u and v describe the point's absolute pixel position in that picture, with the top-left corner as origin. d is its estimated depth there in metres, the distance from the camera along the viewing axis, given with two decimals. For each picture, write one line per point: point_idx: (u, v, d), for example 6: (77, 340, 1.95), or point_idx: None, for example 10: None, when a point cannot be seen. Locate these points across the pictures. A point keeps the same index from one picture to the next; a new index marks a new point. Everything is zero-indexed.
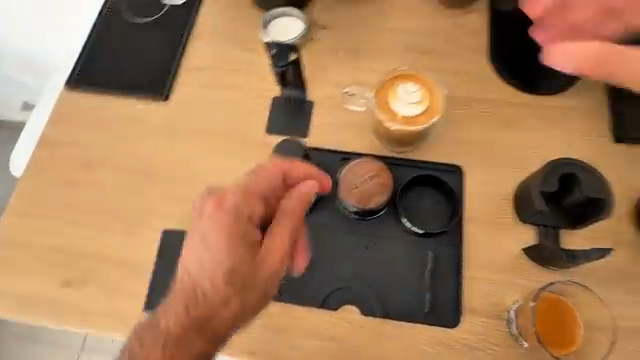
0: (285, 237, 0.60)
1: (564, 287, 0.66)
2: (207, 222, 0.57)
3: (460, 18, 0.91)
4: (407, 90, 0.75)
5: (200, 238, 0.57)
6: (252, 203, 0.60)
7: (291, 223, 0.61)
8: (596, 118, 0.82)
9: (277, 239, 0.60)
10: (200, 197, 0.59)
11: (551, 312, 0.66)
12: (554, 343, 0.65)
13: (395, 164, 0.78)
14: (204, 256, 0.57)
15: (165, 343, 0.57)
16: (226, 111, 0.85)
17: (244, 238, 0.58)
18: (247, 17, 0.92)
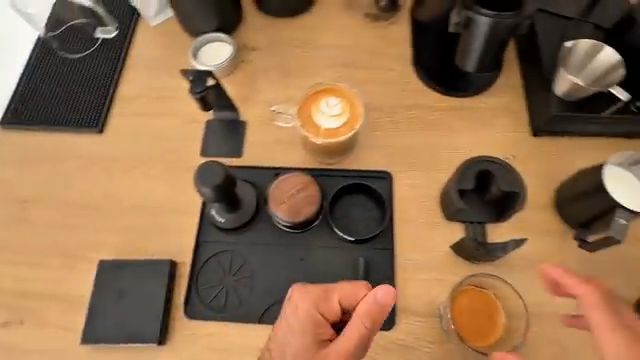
0: (354, 339, 0.58)
1: (485, 280, 0.69)
2: (298, 310, 0.60)
3: (385, 24, 0.93)
4: (329, 103, 0.78)
5: (292, 325, 0.60)
6: (332, 297, 0.62)
7: (357, 327, 0.58)
8: (521, 110, 0.83)
9: (343, 342, 0.58)
10: (303, 286, 0.62)
11: (473, 306, 0.69)
12: (474, 335, 0.68)
13: (324, 175, 0.80)
14: (296, 347, 0.59)
15: None
16: (160, 136, 0.86)
17: (314, 328, 0.60)
18: (180, 43, 0.94)
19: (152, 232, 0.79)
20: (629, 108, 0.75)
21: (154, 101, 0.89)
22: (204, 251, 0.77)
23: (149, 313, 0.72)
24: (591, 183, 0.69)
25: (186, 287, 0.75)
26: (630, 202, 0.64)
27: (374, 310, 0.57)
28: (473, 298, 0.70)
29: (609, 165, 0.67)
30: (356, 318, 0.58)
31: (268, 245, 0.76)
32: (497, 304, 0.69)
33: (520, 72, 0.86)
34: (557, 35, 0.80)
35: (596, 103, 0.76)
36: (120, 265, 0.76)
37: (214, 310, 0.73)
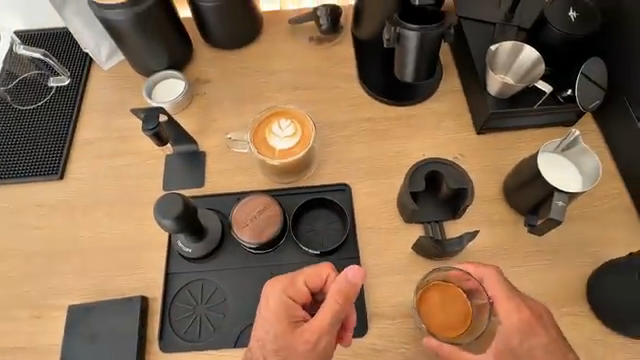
0: (328, 317, 0.60)
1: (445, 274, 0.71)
2: (270, 301, 0.62)
3: (330, 45, 0.98)
4: (280, 126, 0.82)
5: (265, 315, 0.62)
6: (299, 283, 0.64)
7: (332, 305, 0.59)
8: (461, 112, 0.89)
9: (318, 320, 0.60)
10: (273, 279, 0.65)
11: (442, 299, 0.71)
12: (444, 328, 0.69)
13: (285, 195, 0.83)
14: (274, 334, 0.60)
15: None
16: (120, 176, 0.88)
17: (286, 314, 0.61)
18: (134, 83, 0.97)
19: (121, 271, 0.80)
20: (556, 99, 0.82)
21: (112, 142, 0.91)
22: (174, 283, 0.78)
23: (124, 351, 0.73)
24: (529, 172, 0.74)
25: (159, 321, 0.76)
26: (566, 184, 0.72)
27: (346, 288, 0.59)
28: (442, 291, 0.71)
29: (543, 151, 0.75)
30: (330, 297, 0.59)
31: (236, 269, 0.78)
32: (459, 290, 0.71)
33: (458, 77, 0.92)
34: (485, 40, 0.87)
35: (527, 97, 0.82)
36: (90, 307, 0.77)
37: (189, 340, 0.74)
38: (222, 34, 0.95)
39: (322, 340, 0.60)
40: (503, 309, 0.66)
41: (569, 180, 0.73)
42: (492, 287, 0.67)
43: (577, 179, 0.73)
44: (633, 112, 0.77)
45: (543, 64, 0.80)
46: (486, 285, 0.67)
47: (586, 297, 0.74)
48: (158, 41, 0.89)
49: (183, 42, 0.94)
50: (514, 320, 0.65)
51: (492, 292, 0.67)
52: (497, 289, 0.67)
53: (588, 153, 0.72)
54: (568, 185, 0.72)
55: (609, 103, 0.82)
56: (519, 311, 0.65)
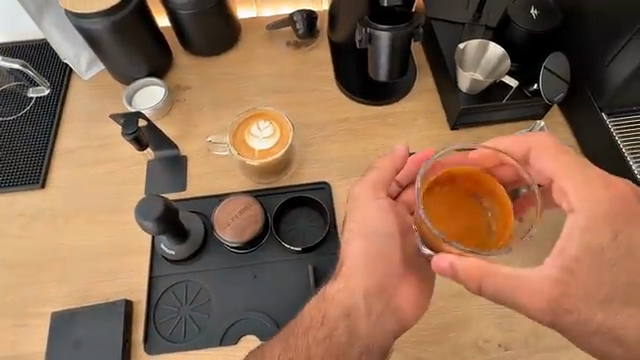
0: (378, 182, 0.67)
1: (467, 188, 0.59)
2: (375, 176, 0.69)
3: (307, 49, 1.01)
4: (259, 127, 0.84)
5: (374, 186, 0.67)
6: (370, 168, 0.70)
7: (376, 207, 0.65)
8: (435, 109, 0.92)
9: (369, 187, 0.67)
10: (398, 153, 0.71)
11: (455, 212, 0.59)
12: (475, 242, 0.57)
13: (266, 195, 0.85)
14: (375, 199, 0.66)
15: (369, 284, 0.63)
16: (103, 182, 0.89)
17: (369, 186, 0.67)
18: (114, 92, 0.98)
19: (105, 276, 0.80)
20: (524, 93, 0.85)
21: (93, 149, 0.92)
22: (159, 285, 0.78)
23: (107, 354, 0.74)
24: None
25: (143, 324, 0.76)
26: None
27: (377, 181, 0.67)
28: (445, 202, 0.59)
29: None
30: (369, 199, 0.66)
31: (220, 269, 0.79)
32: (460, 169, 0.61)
33: (431, 76, 0.95)
34: (455, 39, 0.90)
35: (496, 92, 0.86)
36: (72, 313, 0.77)
37: (174, 341, 0.75)
38: (201, 42, 0.97)
39: (381, 204, 0.66)
40: (576, 188, 0.60)
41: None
42: (559, 163, 0.62)
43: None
44: (596, 103, 0.81)
45: (509, 59, 0.84)
46: (541, 158, 0.63)
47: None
48: (136, 49, 0.90)
49: (162, 49, 0.95)
50: (604, 196, 0.59)
51: (552, 168, 0.62)
52: (561, 164, 0.62)
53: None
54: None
55: (574, 95, 0.86)
56: (608, 188, 0.60)
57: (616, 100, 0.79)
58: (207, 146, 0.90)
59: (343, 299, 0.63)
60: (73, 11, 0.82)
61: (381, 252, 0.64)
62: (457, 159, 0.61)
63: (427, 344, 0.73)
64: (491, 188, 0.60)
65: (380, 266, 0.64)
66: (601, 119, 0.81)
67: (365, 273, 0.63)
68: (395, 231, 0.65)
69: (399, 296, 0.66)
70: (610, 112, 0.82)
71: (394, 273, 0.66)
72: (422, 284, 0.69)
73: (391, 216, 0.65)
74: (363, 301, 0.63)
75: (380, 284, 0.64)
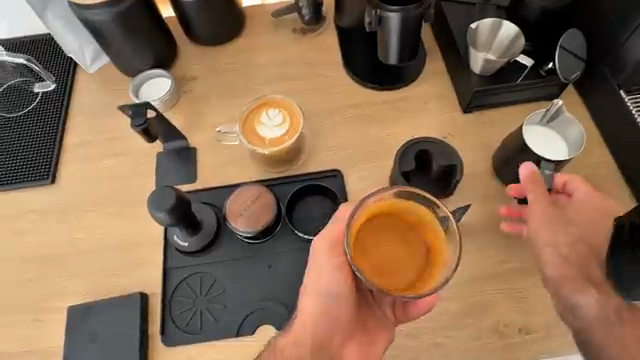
0: (329, 243, 0.65)
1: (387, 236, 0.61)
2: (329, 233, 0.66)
3: (314, 35, 0.99)
4: (268, 116, 0.82)
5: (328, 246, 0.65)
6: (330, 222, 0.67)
7: (329, 267, 0.64)
8: (446, 92, 0.90)
9: (319, 248, 0.65)
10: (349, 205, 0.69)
11: (385, 255, 0.61)
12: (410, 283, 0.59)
13: (278, 184, 0.84)
14: (327, 261, 0.64)
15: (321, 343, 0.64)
16: (112, 176, 0.88)
17: (323, 248, 0.65)
18: (120, 85, 0.97)
19: (119, 270, 0.80)
20: (539, 72, 0.83)
21: (101, 144, 0.91)
22: (173, 277, 0.78)
23: (124, 347, 0.74)
24: (516, 144, 0.75)
25: (159, 316, 0.76)
26: (543, 151, 0.75)
27: (334, 237, 0.65)
28: (374, 247, 0.61)
29: (529, 125, 0.77)
30: (324, 256, 0.64)
31: (233, 259, 0.78)
32: (383, 218, 0.62)
33: (441, 59, 0.93)
34: (466, 20, 0.88)
35: (510, 73, 0.84)
36: (88, 307, 0.77)
37: (190, 333, 0.74)
38: (206, 31, 0.95)
39: (333, 267, 0.64)
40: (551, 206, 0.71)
41: (548, 145, 0.76)
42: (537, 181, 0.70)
43: (557, 144, 0.76)
44: (613, 81, 0.79)
45: (523, 38, 0.81)
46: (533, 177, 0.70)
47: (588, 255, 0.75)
48: (141, 41, 0.89)
49: (167, 40, 0.94)
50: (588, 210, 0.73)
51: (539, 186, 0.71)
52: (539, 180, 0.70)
53: (575, 123, 0.74)
54: (543, 152, 0.75)
55: (590, 73, 0.84)
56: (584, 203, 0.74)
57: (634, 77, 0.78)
58: (217, 137, 0.89)
59: (293, 353, 0.63)
60: (76, 2, 0.80)
61: (329, 311, 0.65)
62: (376, 206, 0.62)
63: (445, 330, 0.72)
64: (413, 224, 0.62)
65: (328, 325, 0.65)
66: (619, 97, 0.80)
67: (313, 331, 0.64)
68: (347, 290, 0.65)
69: (344, 352, 0.67)
70: (628, 90, 0.80)
71: (340, 331, 0.66)
72: (374, 338, 0.68)
73: (344, 275, 0.64)
74: (310, 356, 0.63)
75: (327, 341, 0.65)
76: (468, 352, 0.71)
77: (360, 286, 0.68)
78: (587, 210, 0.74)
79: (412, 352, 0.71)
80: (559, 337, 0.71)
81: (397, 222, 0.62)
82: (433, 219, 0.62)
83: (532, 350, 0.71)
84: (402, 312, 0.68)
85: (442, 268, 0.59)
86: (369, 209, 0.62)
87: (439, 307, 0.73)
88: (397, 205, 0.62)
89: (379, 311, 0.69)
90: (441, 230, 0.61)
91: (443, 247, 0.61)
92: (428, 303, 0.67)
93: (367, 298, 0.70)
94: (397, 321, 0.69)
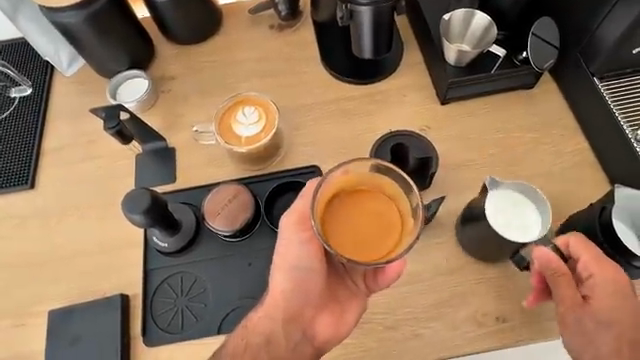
0: (297, 215, 0.65)
1: (352, 212, 0.62)
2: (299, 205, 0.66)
3: (292, 31, 0.98)
4: (245, 114, 0.82)
5: (298, 217, 0.65)
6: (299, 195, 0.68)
7: (299, 241, 0.65)
8: (424, 84, 0.90)
9: (288, 221, 0.66)
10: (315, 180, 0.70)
11: (352, 226, 0.62)
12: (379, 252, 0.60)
13: (255, 182, 0.84)
14: (298, 232, 0.65)
15: (293, 316, 0.64)
16: (92, 179, 0.88)
17: (294, 222, 0.65)
18: (98, 87, 0.96)
19: (100, 273, 0.80)
20: (513, 62, 0.83)
21: (80, 147, 0.91)
22: (154, 278, 0.78)
23: (107, 349, 0.74)
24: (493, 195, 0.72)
25: (141, 317, 0.76)
26: (514, 233, 0.69)
27: (301, 213, 0.65)
28: (341, 220, 0.62)
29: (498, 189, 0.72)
30: (292, 231, 0.65)
31: (214, 259, 0.79)
32: (347, 193, 0.63)
33: (418, 50, 0.93)
34: (441, 10, 0.87)
35: (485, 63, 0.83)
36: (71, 312, 0.77)
37: (171, 333, 0.75)
38: (181, 29, 0.94)
39: (303, 239, 0.65)
40: (560, 293, 0.63)
41: (519, 226, 0.70)
42: (550, 261, 0.62)
43: (527, 223, 0.70)
44: (587, 68, 0.79)
45: (495, 27, 0.80)
46: (540, 262, 0.62)
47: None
48: (115, 41, 0.88)
49: (142, 39, 0.93)
50: (611, 291, 0.62)
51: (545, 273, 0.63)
52: (555, 260, 0.62)
53: (542, 201, 0.71)
54: (514, 233, 0.69)
55: (565, 60, 0.84)
56: (610, 282, 0.62)
57: (607, 63, 0.77)
58: (193, 136, 0.88)
59: (265, 326, 0.63)
60: (45, 5, 0.80)
61: (300, 284, 0.65)
62: (342, 180, 0.63)
63: (424, 321, 0.73)
64: (379, 194, 0.63)
65: (298, 298, 0.65)
66: (593, 84, 0.80)
67: (284, 304, 0.64)
68: (317, 263, 0.65)
69: (315, 325, 0.67)
70: (602, 77, 0.80)
71: (311, 304, 0.66)
72: (346, 308, 0.69)
73: (314, 248, 0.65)
74: (282, 329, 0.63)
75: (298, 314, 0.65)
76: (448, 342, 0.71)
77: (330, 260, 0.68)
78: (615, 301, 0.61)
79: (392, 343, 0.72)
80: (537, 324, 0.72)
81: (362, 194, 0.63)
82: (398, 188, 0.62)
83: (510, 337, 0.71)
84: (373, 282, 0.68)
85: (407, 235, 0.60)
86: (334, 184, 0.62)
87: (418, 299, 0.74)
88: (362, 179, 0.63)
89: (350, 282, 0.70)
90: (406, 200, 0.62)
91: (407, 216, 0.62)
92: (395, 270, 0.66)
93: (338, 270, 0.70)
94: (368, 290, 0.70)
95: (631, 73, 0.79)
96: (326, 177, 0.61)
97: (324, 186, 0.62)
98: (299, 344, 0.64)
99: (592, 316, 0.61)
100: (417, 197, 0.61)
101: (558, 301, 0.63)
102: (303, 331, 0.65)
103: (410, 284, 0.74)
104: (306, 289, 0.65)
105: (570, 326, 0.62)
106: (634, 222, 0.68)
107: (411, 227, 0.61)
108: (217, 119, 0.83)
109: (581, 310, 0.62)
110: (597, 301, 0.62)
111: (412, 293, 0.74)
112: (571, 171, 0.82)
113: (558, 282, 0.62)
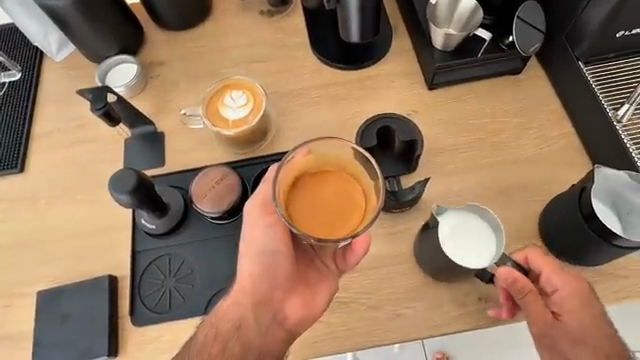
0: (260, 199, 0.66)
1: (315, 193, 0.65)
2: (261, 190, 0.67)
3: (282, 16, 0.98)
4: (233, 97, 0.84)
5: (260, 201, 0.66)
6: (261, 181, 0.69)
7: (265, 225, 0.66)
8: (412, 69, 0.91)
9: (251, 207, 0.67)
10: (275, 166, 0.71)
11: (316, 207, 0.64)
12: (343, 229, 0.63)
13: (243, 165, 0.85)
14: (262, 217, 0.66)
15: (263, 301, 0.64)
16: (80, 163, 0.88)
17: (256, 207, 0.66)
18: (87, 72, 0.96)
19: (88, 255, 0.81)
20: (500, 47, 0.84)
21: (69, 131, 0.91)
22: (143, 259, 0.79)
23: (96, 328, 0.75)
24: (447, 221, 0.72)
25: (129, 297, 0.77)
26: (469, 255, 0.70)
27: (264, 198, 0.66)
28: (304, 201, 0.64)
29: (452, 214, 0.73)
30: (256, 216, 0.66)
31: (201, 240, 0.80)
32: (309, 175, 0.65)
33: (407, 36, 0.93)
34: None
35: (472, 48, 0.84)
36: (60, 291, 0.78)
37: (159, 313, 0.76)
38: (171, 14, 0.94)
39: (266, 223, 0.66)
40: (531, 314, 0.67)
41: (475, 249, 0.70)
42: (519, 284, 0.65)
43: (486, 243, 0.71)
44: (572, 53, 0.80)
45: (481, 11, 0.80)
46: (509, 287, 0.65)
47: (535, 221, 0.79)
48: (103, 25, 0.88)
49: (131, 24, 0.93)
50: (573, 300, 0.67)
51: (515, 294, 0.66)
52: (524, 282, 0.65)
53: (497, 226, 0.71)
54: (473, 259, 0.70)
55: (551, 45, 0.85)
56: (571, 291, 0.67)
57: (591, 48, 0.78)
58: (182, 120, 0.89)
59: (235, 312, 0.63)
60: None
61: (268, 268, 0.65)
62: (303, 162, 0.65)
63: (407, 301, 0.75)
64: (341, 173, 0.65)
65: (266, 280, 0.65)
66: (578, 69, 0.80)
67: (252, 289, 0.64)
68: (283, 245, 0.66)
69: (286, 307, 0.67)
70: (586, 61, 0.80)
71: (280, 287, 0.66)
72: (317, 289, 0.69)
73: (279, 231, 0.65)
74: (252, 313, 0.64)
75: (267, 297, 0.65)
76: (430, 321, 0.74)
77: (297, 242, 0.68)
78: (580, 310, 0.67)
79: (374, 322, 0.74)
80: None
81: (325, 174, 0.65)
82: (359, 167, 0.65)
83: (489, 317, 0.74)
84: (343, 262, 0.70)
85: (370, 211, 0.63)
86: (294, 166, 0.64)
87: (402, 279, 0.76)
88: (323, 160, 0.65)
89: (320, 263, 0.70)
90: (367, 177, 0.64)
91: (368, 193, 0.64)
92: (362, 245, 0.68)
93: (308, 253, 0.70)
94: (338, 271, 0.71)
95: (614, 58, 0.80)
96: (286, 159, 0.63)
97: (285, 168, 0.64)
98: (271, 328, 0.65)
99: (560, 329, 0.67)
100: (377, 174, 0.64)
101: (531, 319, 0.67)
102: (275, 315, 0.65)
103: (395, 265, 0.77)
104: (274, 273, 0.65)
105: (541, 341, 0.69)
106: (614, 202, 0.69)
107: (373, 203, 0.63)
108: (205, 102, 0.84)
109: (549, 325, 0.67)
110: (562, 313, 0.67)
111: (397, 274, 0.76)
112: (556, 155, 0.83)
113: (529, 302, 0.66)
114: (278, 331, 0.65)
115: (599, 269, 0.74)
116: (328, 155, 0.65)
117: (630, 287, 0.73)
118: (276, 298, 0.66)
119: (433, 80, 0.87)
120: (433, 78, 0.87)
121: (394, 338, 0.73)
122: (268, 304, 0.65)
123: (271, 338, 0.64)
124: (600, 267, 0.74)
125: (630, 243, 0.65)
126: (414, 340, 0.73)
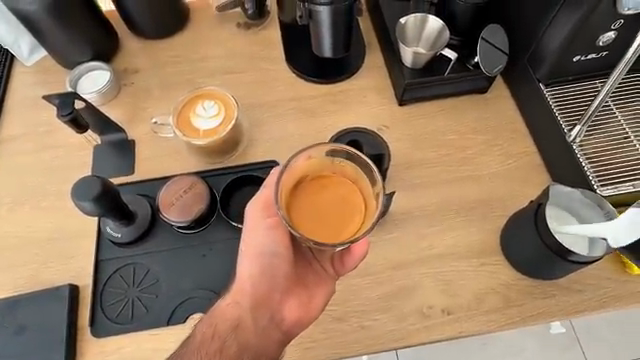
0: (262, 201, 0.68)
1: (316, 197, 0.66)
2: (263, 193, 0.69)
3: (258, 29, 0.99)
4: (204, 107, 0.85)
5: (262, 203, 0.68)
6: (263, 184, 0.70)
7: (265, 227, 0.66)
8: (383, 85, 0.93)
9: (253, 208, 0.68)
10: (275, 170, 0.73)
11: (317, 211, 0.65)
12: (342, 234, 0.64)
13: (213, 175, 0.85)
14: (263, 219, 0.67)
15: (261, 303, 0.64)
16: (48, 169, 0.87)
17: (259, 209, 0.68)
18: (58, 78, 0.95)
19: (50, 264, 0.79)
20: (466, 67, 0.87)
21: (36, 137, 0.89)
22: (106, 269, 0.78)
23: (53, 339, 0.73)
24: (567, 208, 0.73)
25: (90, 307, 0.76)
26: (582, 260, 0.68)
27: (267, 200, 0.68)
28: (306, 205, 0.65)
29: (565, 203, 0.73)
30: (257, 218, 0.67)
31: (167, 250, 0.79)
32: (311, 179, 0.66)
33: (380, 52, 0.95)
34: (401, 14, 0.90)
35: (439, 67, 0.87)
36: (18, 301, 0.76)
37: (120, 323, 0.75)
38: (146, 23, 0.94)
39: (267, 224, 0.67)
40: None
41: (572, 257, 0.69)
42: None
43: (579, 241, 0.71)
44: (534, 74, 0.84)
45: (447, 31, 0.84)
46: None
47: (496, 235, 0.80)
48: (76, 31, 0.88)
49: (106, 31, 0.93)
50: None
51: None
52: None
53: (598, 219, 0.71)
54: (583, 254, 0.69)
55: (514, 67, 0.88)
56: None
57: (551, 71, 0.82)
58: (153, 129, 0.89)
59: (233, 312, 0.63)
60: None
61: (267, 269, 0.65)
62: (306, 166, 0.66)
63: (373, 313, 0.75)
64: (342, 179, 0.66)
65: (265, 282, 0.64)
66: (539, 90, 0.84)
67: (251, 290, 0.64)
68: (283, 247, 0.66)
69: (284, 309, 0.66)
70: (547, 83, 0.84)
71: (278, 288, 0.65)
72: (314, 293, 0.69)
73: (279, 234, 0.66)
74: (250, 314, 0.63)
75: (266, 297, 0.64)
76: (395, 333, 0.74)
77: (296, 245, 0.69)
78: None
79: (340, 334, 0.74)
80: (479, 316, 0.75)
81: (327, 179, 0.66)
82: (361, 172, 0.66)
83: (452, 329, 0.75)
84: (340, 265, 0.71)
85: (369, 218, 0.64)
86: (297, 171, 0.65)
87: (368, 291, 0.77)
88: (324, 165, 0.66)
89: (318, 266, 0.71)
90: (369, 184, 0.66)
91: (368, 200, 0.65)
92: (361, 250, 0.69)
93: (305, 256, 0.70)
94: (336, 274, 0.71)
95: (574, 80, 0.84)
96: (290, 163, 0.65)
97: (288, 172, 0.65)
98: (270, 330, 0.64)
99: None
100: (377, 179, 0.65)
101: None
102: (273, 317, 0.64)
103: (360, 277, 0.77)
104: (272, 275, 0.65)
105: None
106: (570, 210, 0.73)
107: (373, 209, 0.65)
108: (177, 111, 0.85)
109: None
110: None
111: (362, 286, 0.77)
112: (520, 170, 0.86)
113: None
114: (276, 334, 0.64)
115: (557, 283, 0.77)
116: (330, 161, 0.66)
117: (586, 301, 0.76)
118: (275, 300, 0.65)
119: (403, 96, 0.90)
120: (403, 94, 0.89)
121: (359, 350, 0.74)
122: (267, 307, 0.64)
123: (268, 340, 0.63)
124: (556, 281, 0.77)
125: (583, 257, 0.68)
126: (378, 352, 0.74)
